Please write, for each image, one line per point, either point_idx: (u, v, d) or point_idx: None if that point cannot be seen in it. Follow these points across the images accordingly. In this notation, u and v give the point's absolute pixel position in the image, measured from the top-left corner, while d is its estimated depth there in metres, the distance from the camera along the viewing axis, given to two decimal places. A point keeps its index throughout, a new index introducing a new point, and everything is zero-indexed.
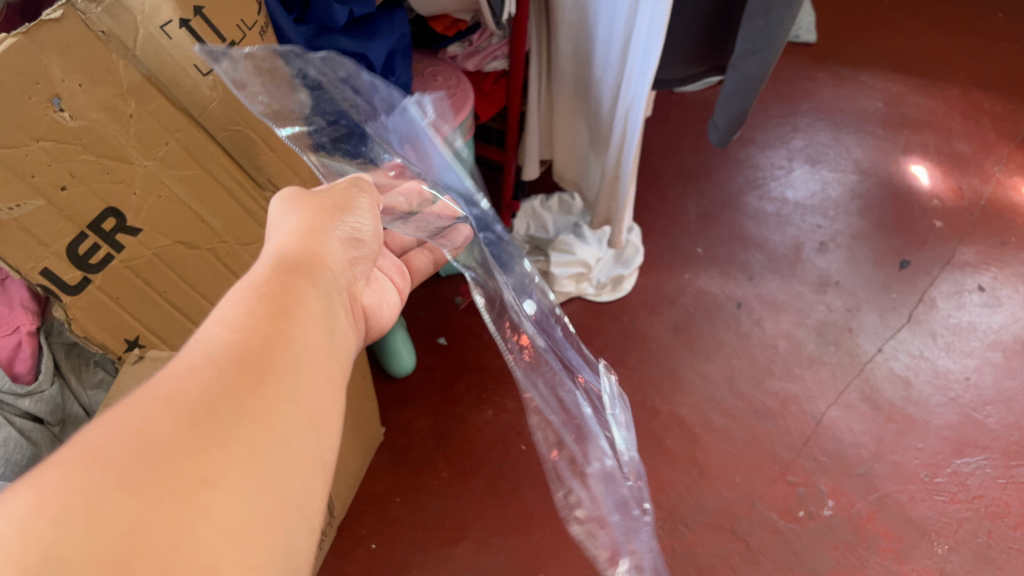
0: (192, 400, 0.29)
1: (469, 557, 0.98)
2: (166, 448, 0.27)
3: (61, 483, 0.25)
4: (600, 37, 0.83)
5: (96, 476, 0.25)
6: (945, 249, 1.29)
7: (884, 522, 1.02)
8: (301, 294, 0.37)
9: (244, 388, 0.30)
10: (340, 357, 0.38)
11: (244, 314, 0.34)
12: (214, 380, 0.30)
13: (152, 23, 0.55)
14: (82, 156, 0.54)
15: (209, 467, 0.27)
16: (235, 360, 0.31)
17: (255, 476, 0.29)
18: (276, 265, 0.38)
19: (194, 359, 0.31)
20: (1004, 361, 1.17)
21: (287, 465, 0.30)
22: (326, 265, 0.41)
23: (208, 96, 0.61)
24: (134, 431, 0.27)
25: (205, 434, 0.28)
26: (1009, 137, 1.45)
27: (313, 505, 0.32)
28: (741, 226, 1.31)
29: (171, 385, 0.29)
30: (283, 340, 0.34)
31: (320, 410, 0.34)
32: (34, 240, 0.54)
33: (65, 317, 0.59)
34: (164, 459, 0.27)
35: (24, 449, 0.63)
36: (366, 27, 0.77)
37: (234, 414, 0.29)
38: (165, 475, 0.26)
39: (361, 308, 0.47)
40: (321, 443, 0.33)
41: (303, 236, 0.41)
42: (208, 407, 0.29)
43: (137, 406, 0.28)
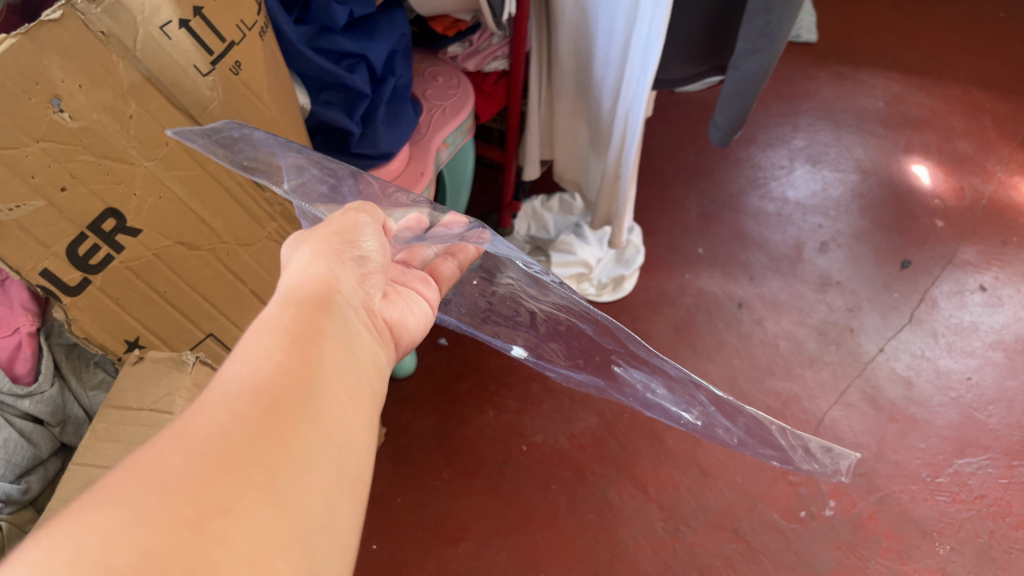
0: (201, 438, 0.29)
1: (470, 556, 0.98)
2: (176, 482, 0.27)
3: (78, 529, 0.25)
4: (601, 38, 0.83)
5: (110, 516, 0.25)
6: (946, 249, 1.29)
7: (886, 522, 1.02)
8: (308, 323, 0.37)
9: (252, 418, 0.31)
10: (359, 376, 0.38)
11: (253, 352, 0.34)
12: (225, 416, 0.30)
13: (152, 23, 0.54)
14: (83, 156, 0.54)
15: (222, 495, 0.27)
16: (245, 395, 0.32)
17: (273, 498, 0.28)
18: (285, 302, 0.39)
19: (204, 402, 0.32)
20: (1005, 361, 1.17)
21: (309, 486, 0.30)
22: (336, 291, 0.41)
23: (207, 96, 0.60)
24: (147, 473, 0.27)
25: (216, 465, 0.28)
26: (1010, 136, 1.45)
27: (342, 524, 0.31)
28: (742, 226, 1.31)
29: (182, 428, 0.30)
30: (290, 369, 0.34)
31: (339, 429, 0.34)
32: (35, 240, 0.54)
33: (65, 317, 0.59)
34: (175, 492, 0.27)
35: (24, 450, 0.63)
36: (366, 28, 0.77)
37: (246, 444, 0.29)
38: (177, 506, 0.26)
39: (388, 326, 0.47)
40: (344, 462, 0.33)
41: (311, 268, 0.42)
42: (216, 441, 0.29)
43: (150, 451, 0.28)
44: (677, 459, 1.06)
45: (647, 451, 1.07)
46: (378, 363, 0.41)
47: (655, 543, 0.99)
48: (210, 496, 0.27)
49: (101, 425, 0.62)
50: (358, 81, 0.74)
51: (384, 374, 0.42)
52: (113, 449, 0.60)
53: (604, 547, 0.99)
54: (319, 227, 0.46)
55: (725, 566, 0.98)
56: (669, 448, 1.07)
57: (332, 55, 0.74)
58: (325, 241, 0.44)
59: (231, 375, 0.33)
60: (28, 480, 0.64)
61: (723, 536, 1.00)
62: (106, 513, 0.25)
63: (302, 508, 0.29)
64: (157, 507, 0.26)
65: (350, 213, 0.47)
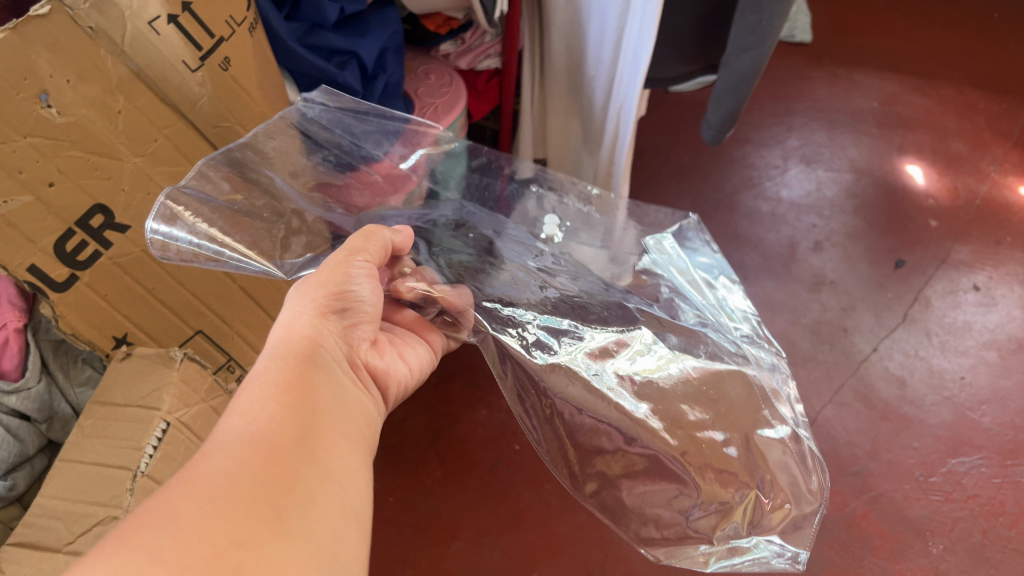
0: (203, 484, 0.33)
1: (461, 556, 0.98)
2: (192, 525, 0.31)
3: (102, 566, 0.29)
4: (593, 37, 0.83)
5: (130, 558, 0.29)
6: (940, 249, 1.29)
7: (878, 522, 1.01)
8: (294, 379, 0.41)
9: (253, 466, 0.35)
10: (348, 422, 0.43)
11: (252, 403, 0.39)
12: (233, 461, 0.35)
13: (140, 18, 0.54)
14: (71, 152, 0.54)
15: (236, 532, 0.32)
16: (248, 442, 0.36)
17: (284, 530, 0.33)
18: (277, 358, 0.43)
19: (202, 454, 0.36)
20: (999, 361, 1.17)
21: (315, 520, 0.35)
22: (321, 344, 0.45)
23: (197, 92, 0.61)
24: (162, 516, 0.32)
25: (225, 508, 0.32)
26: (1004, 137, 1.45)
27: (347, 551, 0.36)
28: (736, 225, 1.31)
29: (190, 477, 0.34)
30: (281, 419, 0.38)
31: (337, 467, 0.39)
32: (22, 236, 0.54)
33: (53, 314, 0.59)
34: (192, 533, 0.31)
35: (11, 446, 0.64)
36: (357, 25, 0.76)
37: (253, 485, 0.34)
38: (196, 545, 0.30)
39: (370, 367, 0.51)
40: (344, 496, 0.38)
41: (296, 322, 0.45)
42: (218, 487, 0.33)
43: (164, 498, 0.33)
44: None
45: None
46: (366, 412, 0.46)
47: None
48: (224, 537, 0.31)
49: (88, 422, 0.62)
50: (349, 79, 0.75)
51: (370, 420, 0.47)
52: (99, 445, 0.60)
53: (597, 548, 0.98)
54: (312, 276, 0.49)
55: None
56: None
57: (324, 51, 0.74)
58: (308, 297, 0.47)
59: (226, 427, 0.38)
60: (14, 477, 0.65)
61: None
62: (130, 556, 0.29)
63: (312, 539, 0.34)
64: (178, 549, 0.30)
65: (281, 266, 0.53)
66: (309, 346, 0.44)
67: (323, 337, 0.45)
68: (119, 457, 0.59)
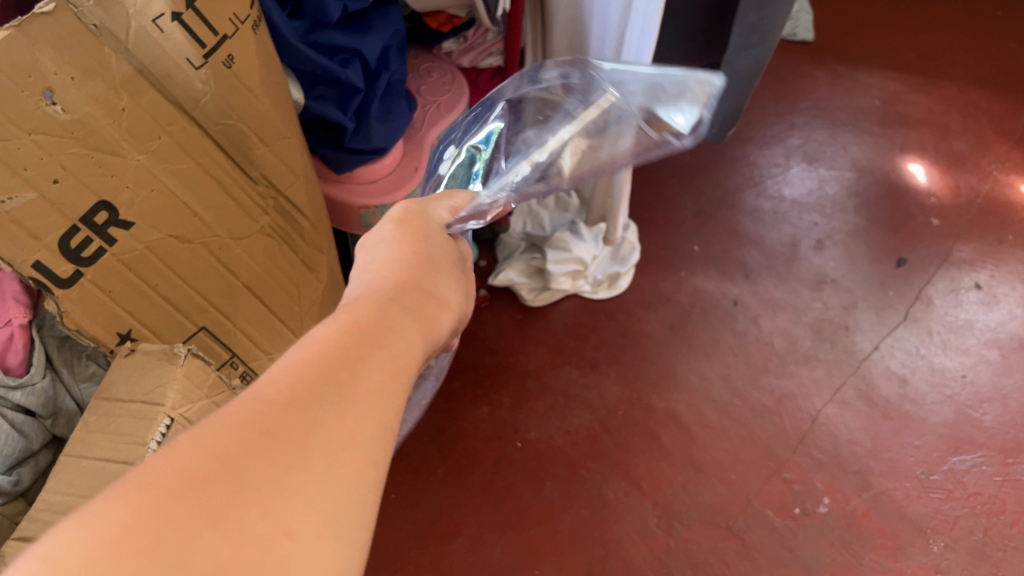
0: (275, 423, 0.31)
1: (464, 553, 0.98)
2: (254, 490, 0.28)
3: (146, 505, 0.26)
4: (595, 33, 0.83)
5: (185, 511, 0.27)
6: (942, 247, 1.29)
7: (880, 520, 1.02)
8: (384, 322, 0.38)
9: (338, 439, 0.31)
10: None
11: (355, 348, 0.36)
12: (321, 419, 0.32)
13: (144, 16, 0.55)
14: (75, 149, 0.55)
15: (292, 518, 0.28)
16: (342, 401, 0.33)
17: (335, 530, 0.29)
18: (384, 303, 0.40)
19: (288, 378, 0.33)
20: (1001, 359, 1.17)
21: (364, 527, 0.31)
22: (427, 312, 0.42)
23: (200, 90, 0.62)
24: (232, 463, 0.29)
25: (296, 481, 0.29)
26: (1006, 136, 1.45)
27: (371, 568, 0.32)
28: (738, 223, 1.31)
29: (274, 419, 0.31)
30: (367, 371, 0.35)
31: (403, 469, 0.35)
32: (27, 233, 0.54)
33: (57, 310, 0.58)
34: (253, 502, 0.28)
35: (15, 441, 0.65)
36: (360, 22, 0.77)
37: (328, 463, 0.31)
38: (251, 521, 0.27)
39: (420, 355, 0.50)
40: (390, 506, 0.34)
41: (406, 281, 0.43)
42: (289, 436, 0.30)
43: (244, 435, 0.30)
44: (673, 456, 1.06)
45: (641, 448, 1.07)
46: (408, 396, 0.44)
47: (648, 540, 0.99)
48: (283, 506, 0.28)
49: (92, 417, 0.62)
50: (352, 77, 0.76)
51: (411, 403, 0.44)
52: (104, 440, 0.60)
53: (598, 545, 0.99)
54: (421, 230, 0.48)
55: (719, 562, 0.98)
56: (663, 444, 1.07)
57: (325, 49, 0.75)
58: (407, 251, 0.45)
59: (325, 368, 0.34)
60: (20, 472, 0.66)
61: (717, 533, 1.00)
62: (178, 509, 0.27)
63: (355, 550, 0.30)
64: (228, 514, 0.27)
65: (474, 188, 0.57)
66: (405, 293, 0.42)
67: (415, 285, 0.43)
68: (123, 452, 0.59)
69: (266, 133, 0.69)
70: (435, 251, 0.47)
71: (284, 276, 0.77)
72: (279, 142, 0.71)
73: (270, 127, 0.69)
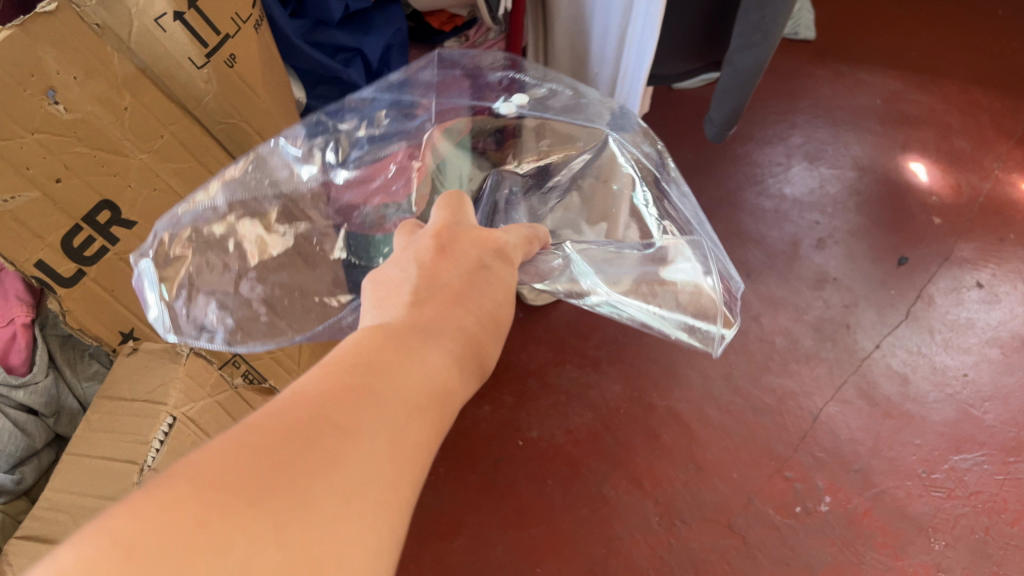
0: (326, 444, 0.29)
1: (465, 551, 0.98)
2: (313, 511, 0.27)
3: (207, 512, 0.25)
4: (596, 32, 0.83)
5: (245, 522, 0.25)
6: (943, 246, 1.29)
7: (881, 518, 1.02)
8: (426, 354, 0.37)
9: (387, 473, 0.30)
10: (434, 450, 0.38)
11: (410, 382, 0.35)
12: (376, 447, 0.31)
13: (146, 15, 0.54)
14: (77, 148, 0.54)
15: (343, 545, 0.27)
16: (394, 434, 0.32)
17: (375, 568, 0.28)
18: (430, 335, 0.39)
19: (345, 396, 0.32)
20: (1002, 358, 1.17)
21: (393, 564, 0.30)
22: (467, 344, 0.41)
23: (203, 89, 0.61)
24: (294, 479, 0.27)
25: (351, 510, 0.28)
26: (1008, 134, 1.45)
27: None
28: (739, 222, 1.32)
29: (331, 441, 0.29)
30: (409, 400, 0.34)
31: None
32: (29, 231, 0.54)
33: (59, 309, 0.59)
34: (311, 523, 0.27)
35: (18, 440, 0.65)
36: (362, 21, 0.77)
37: (376, 495, 0.29)
38: (308, 543, 0.26)
39: None
40: None
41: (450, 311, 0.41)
42: (341, 459, 0.29)
43: (303, 451, 0.28)
44: (674, 455, 1.06)
45: (643, 446, 1.07)
46: None
47: (650, 538, 0.99)
48: (337, 533, 0.27)
49: (94, 416, 0.62)
50: (353, 76, 0.76)
51: None
52: (106, 439, 0.61)
53: (599, 543, 0.99)
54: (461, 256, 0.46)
55: (720, 561, 0.98)
56: (664, 443, 1.07)
57: (329, 48, 0.75)
58: (461, 287, 0.44)
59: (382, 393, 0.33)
60: (22, 471, 0.66)
61: (718, 531, 1.00)
62: (238, 516, 0.25)
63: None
64: (287, 530, 0.26)
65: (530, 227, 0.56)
66: (452, 330, 0.40)
67: (463, 322, 0.41)
68: (125, 451, 0.60)
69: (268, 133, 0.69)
70: (491, 294, 0.45)
71: None
72: None
73: (272, 127, 0.69)
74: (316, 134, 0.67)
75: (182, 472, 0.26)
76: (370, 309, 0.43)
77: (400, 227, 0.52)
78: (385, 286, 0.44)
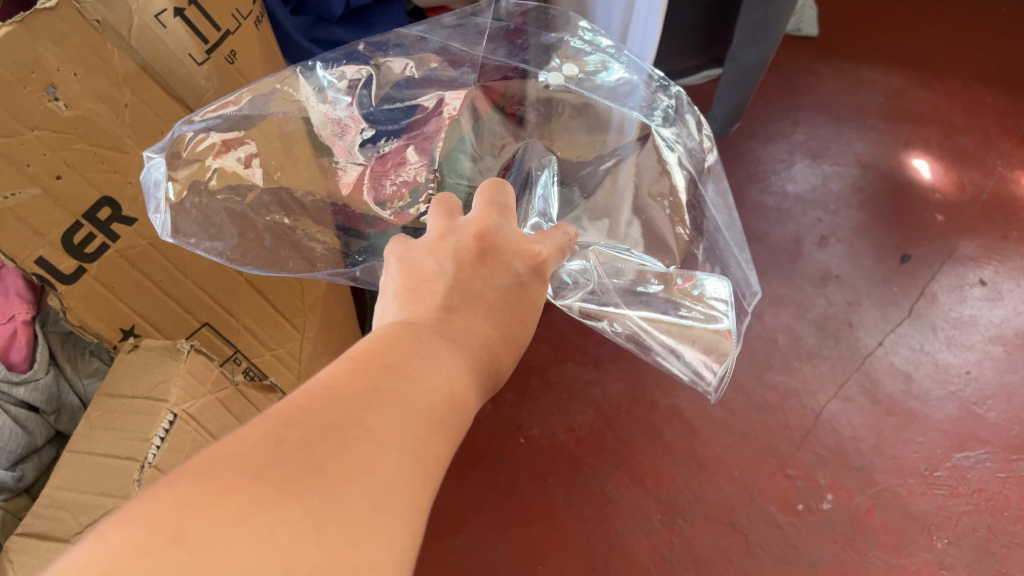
0: (359, 445, 0.29)
1: (467, 549, 0.98)
2: (346, 514, 0.27)
3: (243, 509, 0.25)
4: (598, 28, 0.83)
5: (279, 522, 0.26)
6: (946, 244, 1.29)
7: (883, 516, 1.02)
8: (450, 361, 0.37)
9: (414, 478, 0.31)
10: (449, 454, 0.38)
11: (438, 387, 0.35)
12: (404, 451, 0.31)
13: (147, 12, 0.54)
14: (78, 145, 0.54)
15: (371, 549, 0.27)
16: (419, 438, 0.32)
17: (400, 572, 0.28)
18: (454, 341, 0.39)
19: (377, 397, 0.32)
20: (1005, 356, 1.16)
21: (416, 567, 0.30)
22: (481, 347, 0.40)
23: (203, 86, 0.62)
24: (328, 480, 0.28)
25: (381, 512, 0.28)
26: (1011, 132, 1.44)
27: None
28: (741, 219, 1.31)
29: (362, 444, 0.30)
30: (434, 405, 0.34)
31: None
32: (30, 229, 0.54)
33: (60, 306, 0.58)
34: (344, 526, 0.27)
35: (19, 437, 0.65)
36: (363, 18, 0.76)
37: (403, 497, 0.30)
38: (342, 546, 0.26)
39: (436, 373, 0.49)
40: None
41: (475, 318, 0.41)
42: (373, 462, 0.29)
43: (335, 453, 0.29)
44: (676, 452, 1.06)
45: (645, 443, 1.07)
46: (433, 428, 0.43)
47: (652, 536, 0.99)
48: (366, 536, 0.27)
49: (96, 413, 0.62)
50: None
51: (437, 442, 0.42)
52: (107, 436, 0.60)
53: (601, 541, 0.99)
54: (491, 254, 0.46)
55: (721, 559, 0.98)
56: (667, 440, 1.07)
57: (330, 45, 0.76)
58: (491, 300, 0.43)
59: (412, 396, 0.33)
60: (22, 468, 0.66)
61: (720, 529, 1.00)
62: (273, 517, 0.26)
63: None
64: (323, 532, 0.26)
65: (562, 238, 0.55)
66: (476, 341, 0.40)
67: (486, 334, 0.41)
68: (125, 448, 0.59)
69: None
70: (518, 313, 0.44)
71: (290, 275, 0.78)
72: None
73: None
74: (353, 66, 0.67)
75: (221, 466, 0.27)
76: (397, 300, 0.43)
77: (437, 208, 0.51)
78: (419, 282, 0.43)
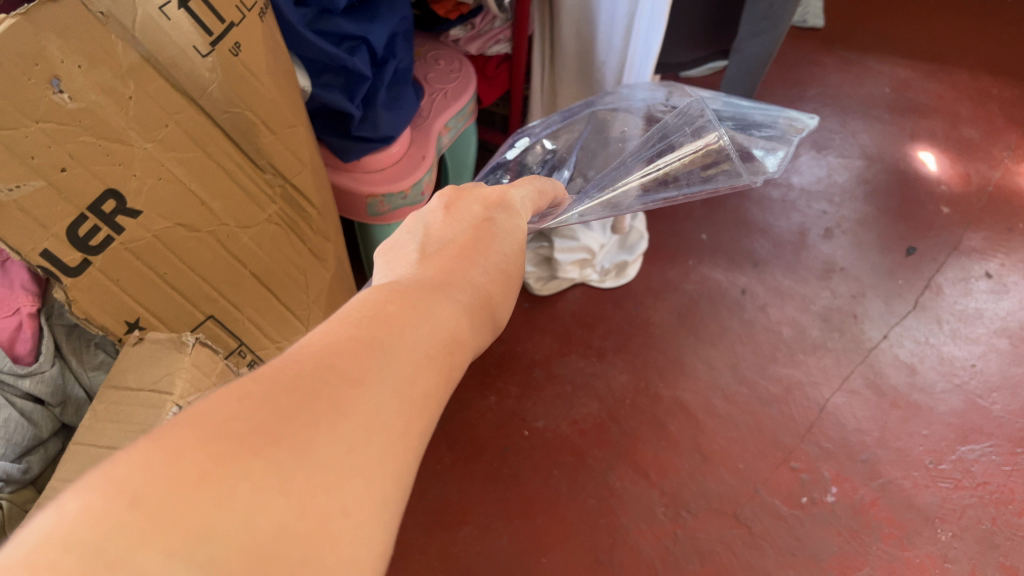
0: (331, 393, 0.29)
1: (470, 540, 0.98)
2: (318, 462, 0.26)
3: (200, 454, 0.24)
4: (602, 21, 0.83)
5: (249, 470, 0.25)
6: (952, 235, 1.28)
7: (887, 509, 1.01)
8: (435, 306, 0.37)
9: (395, 426, 0.30)
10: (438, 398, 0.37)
11: (421, 341, 0.34)
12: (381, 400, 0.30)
13: (150, 4, 0.55)
14: (82, 138, 0.54)
15: (346, 490, 0.27)
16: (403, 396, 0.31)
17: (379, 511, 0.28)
18: (427, 283, 0.39)
19: (346, 349, 0.31)
20: (1010, 348, 1.16)
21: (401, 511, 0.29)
22: (470, 292, 0.40)
23: (207, 78, 0.61)
24: (299, 434, 0.27)
25: (359, 462, 0.28)
26: (1018, 123, 1.44)
27: None
28: (746, 211, 1.31)
29: (334, 395, 0.29)
30: (419, 353, 0.33)
31: None
32: (35, 222, 0.53)
33: (65, 298, 0.57)
34: (317, 475, 0.26)
35: (25, 430, 0.65)
36: (366, 9, 0.77)
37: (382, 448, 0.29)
38: (314, 492, 0.26)
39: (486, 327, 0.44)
40: None
41: (443, 262, 0.42)
42: (344, 407, 0.29)
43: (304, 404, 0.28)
44: (679, 445, 1.06)
45: (648, 436, 1.07)
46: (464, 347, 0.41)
47: (655, 528, 0.99)
48: (337, 480, 0.27)
49: (100, 406, 0.61)
50: (359, 65, 0.75)
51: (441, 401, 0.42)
52: (113, 430, 0.60)
53: (605, 533, 0.99)
54: (468, 208, 0.47)
55: (726, 551, 0.98)
56: (670, 433, 1.07)
57: (333, 37, 0.74)
58: (467, 242, 0.44)
59: (397, 351, 0.33)
60: (28, 461, 0.66)
61: (724, 522, 1.00)
62: (238, 466, 0.25)
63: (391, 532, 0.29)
64: (293, 480, 0.26)
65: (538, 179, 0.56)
66: (466, 286, 0.40)
67: (472, 276, 0.41)
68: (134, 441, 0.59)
69: (272, 121, 0.69)
70: (498, 245, 0.45)
71: (291, 265, 0.78)
72: (285, 131, 0.71)
73: (276, 115, 0.69)
74: None
75: (182, 421, 0.25)
76: (379, 272, 0.43)
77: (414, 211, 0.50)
78: (394, 248, 0.44)
